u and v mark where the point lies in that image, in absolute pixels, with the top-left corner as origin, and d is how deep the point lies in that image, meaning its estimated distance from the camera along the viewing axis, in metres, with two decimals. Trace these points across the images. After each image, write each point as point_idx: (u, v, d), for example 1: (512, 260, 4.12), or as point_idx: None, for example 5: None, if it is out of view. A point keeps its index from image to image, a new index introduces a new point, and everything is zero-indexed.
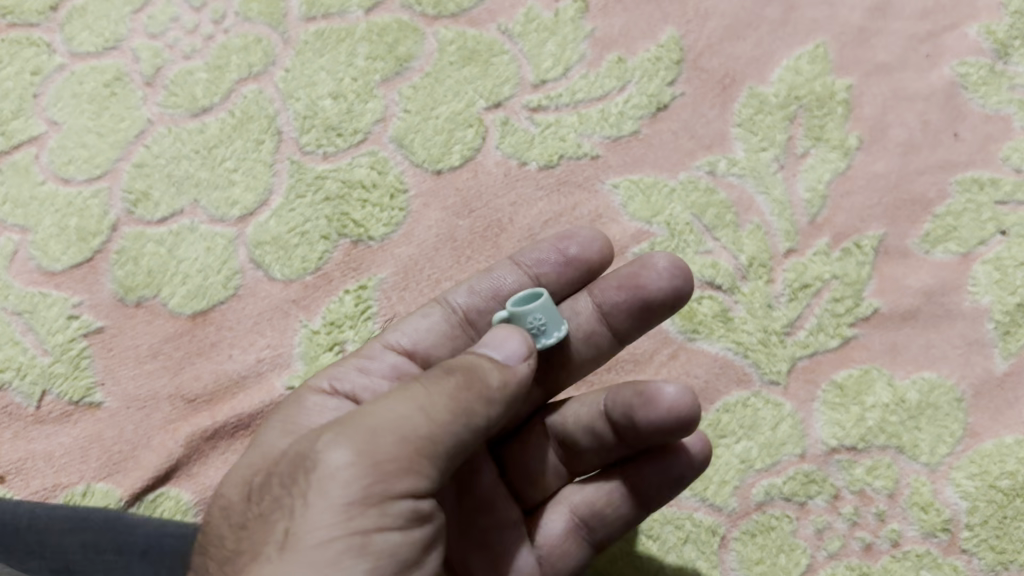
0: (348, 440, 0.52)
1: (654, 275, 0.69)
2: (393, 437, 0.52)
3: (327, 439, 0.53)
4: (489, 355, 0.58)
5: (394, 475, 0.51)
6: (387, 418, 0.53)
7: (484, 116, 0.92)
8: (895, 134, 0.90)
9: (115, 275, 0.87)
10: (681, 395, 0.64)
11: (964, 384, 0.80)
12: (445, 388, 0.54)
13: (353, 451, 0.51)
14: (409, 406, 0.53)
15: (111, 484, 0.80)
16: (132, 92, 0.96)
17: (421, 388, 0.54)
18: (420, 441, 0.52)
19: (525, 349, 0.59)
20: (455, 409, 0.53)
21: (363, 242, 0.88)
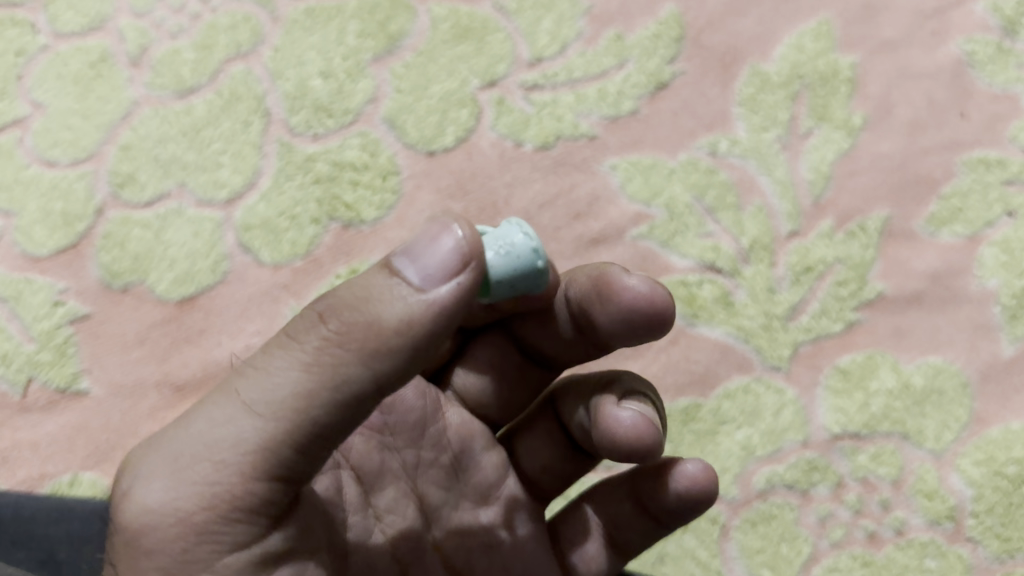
0: (156, 477, 0.47)
1: (608, 315, 0.58)
2: (207, 467, 0.46)
3: (140, 474, 0.48)
4: (396, 264, 0.45)
5: (216, 520, 0.46)
6: (206, 442, 0.46)
7: (478, 95, 0.90)
8: (900, 114, 0.88)
9: (101, 260, 0.85)
10: (641, 419, 0.56)
11: (971, 368, 0.79)
12: (272, 388, 0.46)
13: (160, 499, 0.46)
14: (230, 423, 0.46)
15: (99, 473, 0.78)
16: (117, 73, 0.93)
17: (247, 391, 0.46)
18: (247, 454, 0.45)
19: (458, 261, 0.45)
20: (278, 418, 0.45)
21: (354, 225, 0.85)
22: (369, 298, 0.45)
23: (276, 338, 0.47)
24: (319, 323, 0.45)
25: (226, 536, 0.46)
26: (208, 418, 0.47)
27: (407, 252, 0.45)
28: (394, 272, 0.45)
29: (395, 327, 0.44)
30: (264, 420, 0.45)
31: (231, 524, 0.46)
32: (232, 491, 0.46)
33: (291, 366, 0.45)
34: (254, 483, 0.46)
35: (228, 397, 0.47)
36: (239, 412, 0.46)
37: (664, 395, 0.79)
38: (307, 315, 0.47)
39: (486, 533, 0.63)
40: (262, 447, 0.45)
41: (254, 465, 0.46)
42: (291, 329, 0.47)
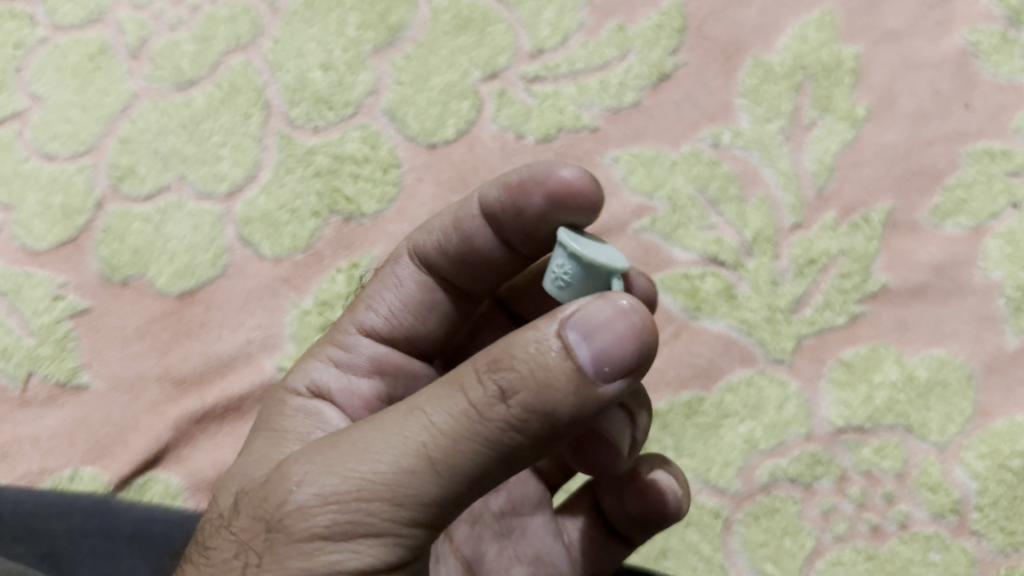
0: (311, 516, 0.43)
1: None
2: (375, 512, 0.42)
3: (289, 505, 0.43)
4: (574, 337, 0.41)
5: (369, 569, 0.43)
6: (375, 483, 0.42)
7: (479, 87, 0.89)
8: (904, 105, 0.87)
9: (101, 254, 0.85)
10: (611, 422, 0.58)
11: (975, 361, 0.78)
12: (453, 446, 0.42)
13: (317, 543, 0.42)
14: (397, 480, 0.42)
15: (100, 468, 0.78)
16: (117, 65, 0.92)
17: (419, 448, 0.42)
18: (420, 507, 0.42)
19: (629, 349, 0.41)
20: (457, 480, 0.42)
21: (355, 218, 0.85)
22: (555, 384, 0.41)
23: (456, 388, 0.43)
24: (501, 395, 0.41)
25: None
26: (371, 462, 0.42)
27: (583, 325, 0.41)
28: (567, 347, 0.41)
29: (575, 418, 0.42)
30: (436, 488, 0.42)
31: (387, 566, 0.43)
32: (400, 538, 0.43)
33: (472, 429, 0.42)
34: (419, 531, 0.43)
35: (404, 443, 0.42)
36: (416, 463, 0.42)
37: (667, 388, 0.78)
38: (487, 377, 0.42)
39: (497, 520, 0.64)
40: (426, 511, 0.43)
41: (413, 525, 0.43)
42: (467, 388, 0.42)
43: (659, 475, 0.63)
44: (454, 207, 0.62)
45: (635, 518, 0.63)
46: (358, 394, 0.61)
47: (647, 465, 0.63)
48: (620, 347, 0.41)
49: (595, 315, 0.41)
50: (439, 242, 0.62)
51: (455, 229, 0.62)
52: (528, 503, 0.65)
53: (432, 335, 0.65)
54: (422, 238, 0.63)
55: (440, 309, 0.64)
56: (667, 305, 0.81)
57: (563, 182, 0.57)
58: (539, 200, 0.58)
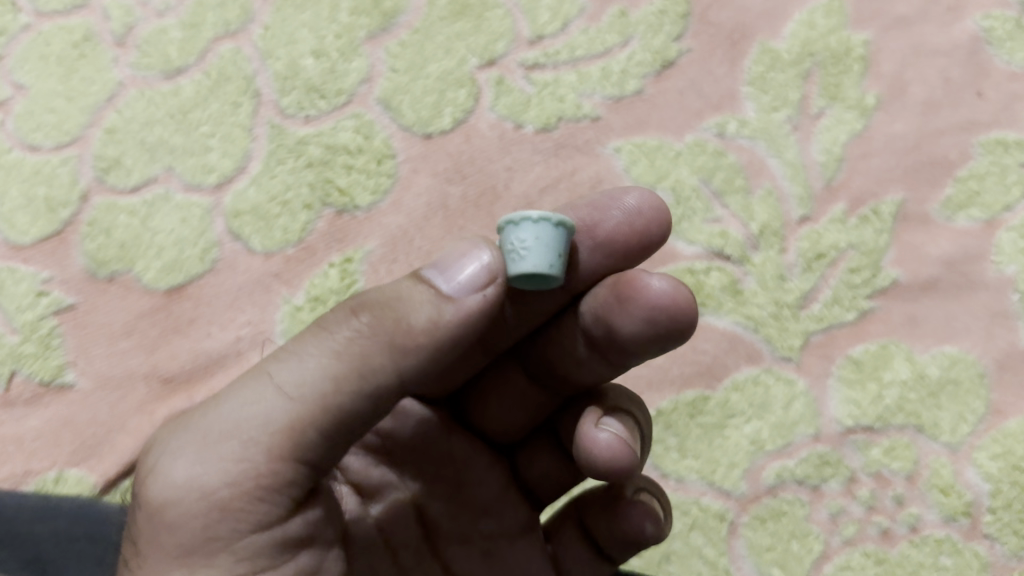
0: (181, 453, 0.47)
1: (633, 320, 0.54)
2: (235, 445, 0.46)
3: (168, 449, 0.47)
4: (430, 274, 0.49)
5: (238, 504, 0.46)
6: (234, 421, 0.47)
7: (477, 74, 0.86)
8: (915, 93, 0.84)
9: (86, 248, 0.82)
10: (617, 440, 0.55)
11: (987, 358, 0.76)
12: (302, 371, 0.47)
13: (193, 473, 0.46)
14: (263, 403, 0.47)
15: (85, 470, 0.75)
16: (102, 53, 0.89)
17: (281, 373, 0.47)
18: (278, 436, 0.46)
19: (485, 275, 0.48)
20: (309, 402, 0.46)
21: (348, 211, 0.82)
22: (404, 296, 0.48)
23: (307, 329, 0.49)
24: (352, 314, 0.48)
25: (248, 517, 0.46)
26: (228, 406, 0.47)
27: (436, 263, 0.49)
28: (423, 280, 0.48)
29: (434, 325, 0.47)
30: (296, 404, 0.46)
31: (256, 502, 0.46)
32: (260, 470, 0.46)
33: (319, 354, 0.47)
34: (281, 464, 0.46)
35: (259, 380, 0.48)
36: (268, 394, 0.47)
37: (671, 387, 0.76)
38: (338, 309, 0.49)
39: (485, 542, 0.62)
40: (292, 433, 0.46)
41: (278, 447, 0.46)
42: (320, 321, 0.49)
43: (651, 515, 0.61)
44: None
45: (626, 537, 0.62)
46: None
47: (633, 487, 0.61)
48: (477, 274, 0.48)
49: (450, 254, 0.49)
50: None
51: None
52: (517, 527, 0.63)
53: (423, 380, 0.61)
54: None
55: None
56: None
57: (628, 211, 0.56)
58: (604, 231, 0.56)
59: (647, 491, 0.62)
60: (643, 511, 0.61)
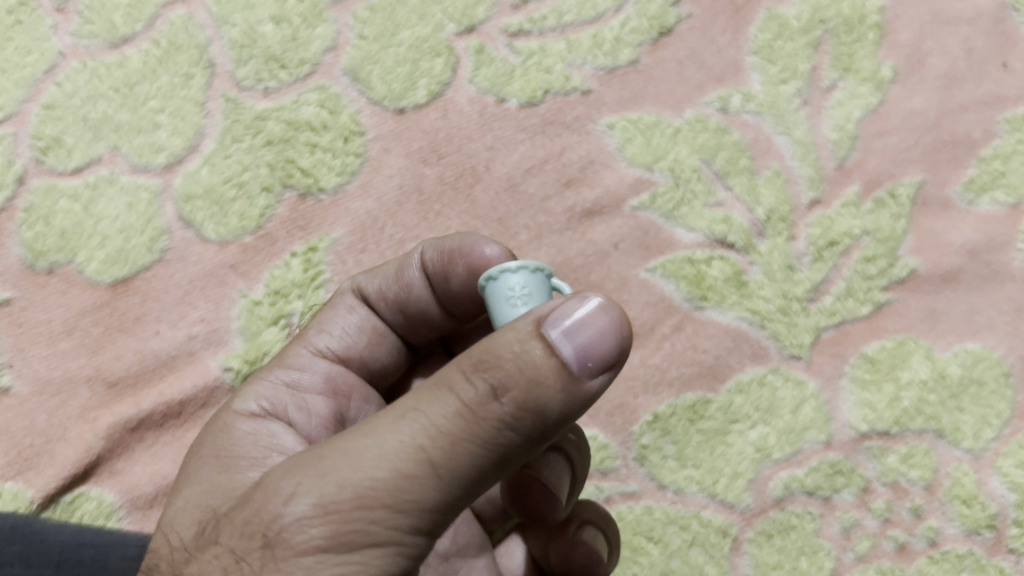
0: (314, 519, 0.36)
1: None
2: (377, 521, 0.36)
3: (278, 522, 0.36)
4: (556, 335, 0.36)
5: None
6: (375, 490, 0.36)
7: (454, 43, 0.78)
8: (935, 64, 0.77)
9: (22, 238, 0.74)
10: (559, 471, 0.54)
11: (1013, 356, 0.69)
12: (453, 449, 0.36)
13: (315, 560, 0.35)
14: (398, 487, 0.36)
15: (22, 484, 0.68)
16: (40, 19, 0.80)
17: (419, 452, 0.36)
18: (422, 513, 0.36)
19: (613, 350, 0.37)
20: (457, 486, 0.37)
21: (312, 194, 0.74)
22: (544, 380, 0.36)
23: (445, 384, 0.37)
24: (494, 394, 0.36)
25: None
26: (364, 467, 0.36)
27: (564, 321, 0.36)
28: (550, 345, 0.36)
29: (567, 415, 0.37)
30: (446, 487, 0.36)
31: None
32: (401, 551, 0.37)
33: (467, 431, 0.36)
34: (419, 543, 0.37)
35: (405, 447, 0.36)
36: (417, 470, 0.36)
37: (668, 390, 0.69)
38: (476, 373, 0.36)
39: (441, 562, 0.56)
40: (440, 512, 0.37)
41: (420, 526, 0.37)
42: (454, 381, 0.37)
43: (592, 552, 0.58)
44: (398, 259, 0.58)
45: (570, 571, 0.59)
46: (315, 415, 0.54)
47: (577, 523, 0.59)
48: (603, 343, 0.37)
49: (575, 308, 0.37)
50: (381, 289, 0.58)
51: (395, 281, 0.58)
52: (474, 545, 0.59)
53: (381, 366, 0.59)
54: (366, 281, 0.59)
55: (392, 338, 0.59)
56: (669, 293, 0.71)
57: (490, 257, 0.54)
58: (461, 272, 0.54)
59: (592, 524, 0.60)
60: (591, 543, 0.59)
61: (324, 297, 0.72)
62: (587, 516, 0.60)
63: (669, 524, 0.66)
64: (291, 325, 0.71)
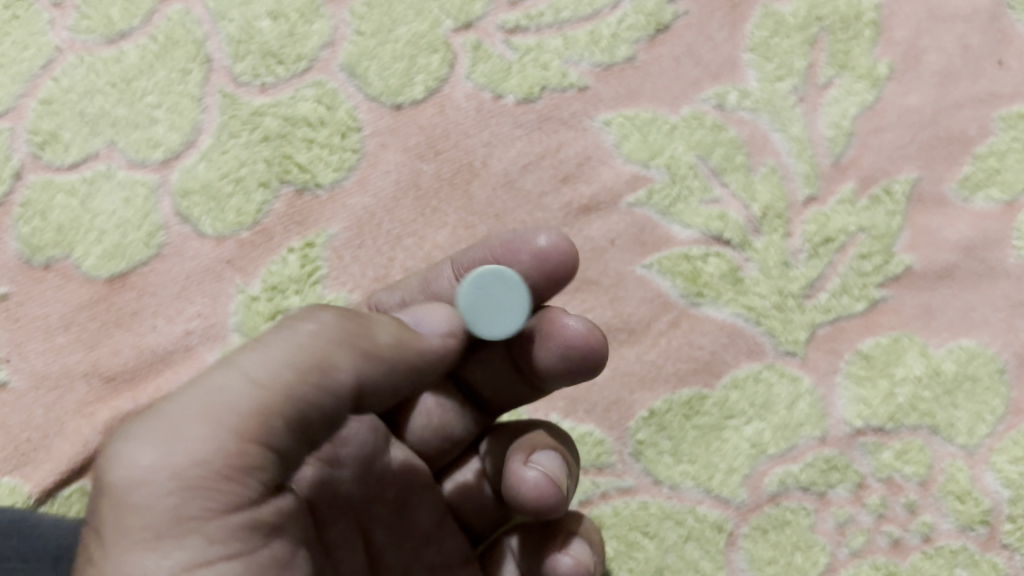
0: (144, 437, 0.43)
1: (561, 344, 0.57)
2: (200, 429, 0.44)
3: (106, 460, 0.43)
4: (403, 322, 0.56)
5: (229, 494, 0.44)
6: (206, 402, 0.45)
7: (451, 38, 0.78)
8: (931, 62, 0.77)
9: (19, 233, 0.74)
10: (545, 479, 0.54)
11: (1007, 352, 0.70)
12: (270, 361, 0.47)
13: (146, 475, 0.42)
14: (214, 414, 0.45)
15: (19, 478, 0.68)
16: (37, 14, 0.80)
17: (239, 385, 0.46)
18: (249, 420, 0.45)
19: (446, 327, 0.55)
20: (276, 393, 0.47)
21: (309, 190, 0.74)
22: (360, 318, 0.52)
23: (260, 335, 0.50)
24: (302, 324, 0.50)
25: (230, 494, 0.44)
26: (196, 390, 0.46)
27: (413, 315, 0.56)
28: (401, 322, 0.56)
29: (393, 345, 0.53)
30: (266, 393, 0.46)
31: (245, 482, 0.45)
32: (235, 455, 0.45)
33: (292, 349, 0.48)
34: (256, 450, 0.46)
35: (222, 369, 0.47)
36: (231, 382, 0.46)
37: (664, 386, 0.70)
38: (296, 331, 0.50)
39: None
40: (264, 419, 0.46)
41: (249, 433, 0.45)
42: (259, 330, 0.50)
43: (567, 552, 0.57)
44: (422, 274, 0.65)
45: None
46: None
47: (563, 534, 0.58)
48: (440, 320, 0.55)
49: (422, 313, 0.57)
50: (404, 299, 0.65)
51: (421, 288, 0.64)
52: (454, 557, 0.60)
53: None
54: (386, 295, 0.66)
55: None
56: (665, 290, 0.72)
57: (537, 250, 0.59)
58: (525, 259, 0.59)
59: (575, 534, 0.58)
60: (578, 554, 0.57)
61: (321, 293, 0.72)
62: (574, 527, 0.59)
63: (665, 519, 0.67)
64: None
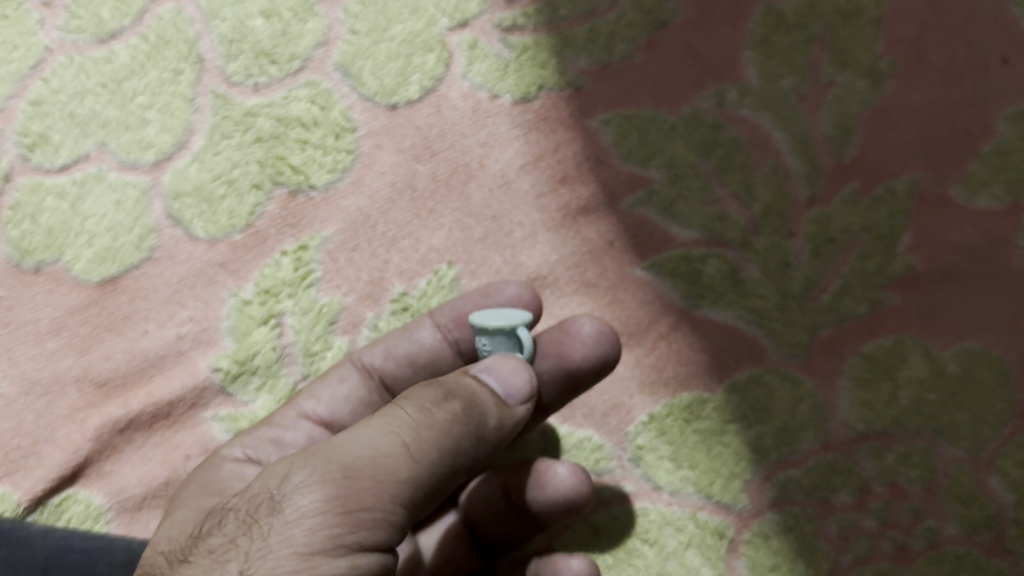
0: (306, 485, 0.46)
1: (581, 338, 0.64)
2: (367, 484, 0.46)
3: (276, 496, 0.46)
4: (492, 391, 0.52)
5: (365, 543, 0.46)
6: (345, 459, 0.47)
7: (448, 37, 0.76)
8: (934, 59, 0.76)
9: (9, 236, 0.73)
10: (574, 475, 0.64)
11: (1013, 354, 0.68)
12: (420, 431, 0.48)
13: (313, 518, 0.45)
14: (376, 462, 0.47)
15: (8, 486, 0.67)
16: (27, 14, 0.79)
17: (394, 437, 0.48)
18: (393, 482, 0.47)
19: (526, 391, 0.53)
20: (427, 461, 0.48)
21: (303, 192, 0.73)
22: (481, 399, 0.51)
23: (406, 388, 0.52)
24: (445, 396, 0.50)
25: (370, 540, 0.46)
26: (354, 447, 0.47)
27: (489, 369, 0.53)
28: (479, 378, 0.52)
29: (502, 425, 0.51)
30: (416, 461, 0.47)
31: (376, 531, 0.46)
32: (380, 511, 0.46)
33: (430, 417, 0.49)
34: (395, 509, 0.47)
35: (378, 423, 0.49)
36: (395, 448, 0.47)
37: (663, 390, 0.69)
38: (431, 387, 0.51)
39: None
40: (411, 484, 0.47)
41: (398, 496, 0.47)
42: (417, 393, 0.51)
43: (576, 557, 0.63)
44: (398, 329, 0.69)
45: None
46: None
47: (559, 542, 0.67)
48: (517, 377, 0.52)
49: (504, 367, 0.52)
50: (388, 353, 0.68)
51: (403, 338, 0.68)
52: None
53: None
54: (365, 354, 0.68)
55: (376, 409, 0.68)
56: (665, 292, 0.71)
57: (513, 296, 0.66)
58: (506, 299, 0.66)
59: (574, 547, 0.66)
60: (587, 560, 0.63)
61: (315, 296, 0.71)
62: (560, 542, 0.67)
63: (665, 526, 0.66)
64: (281, 325, 0.70)
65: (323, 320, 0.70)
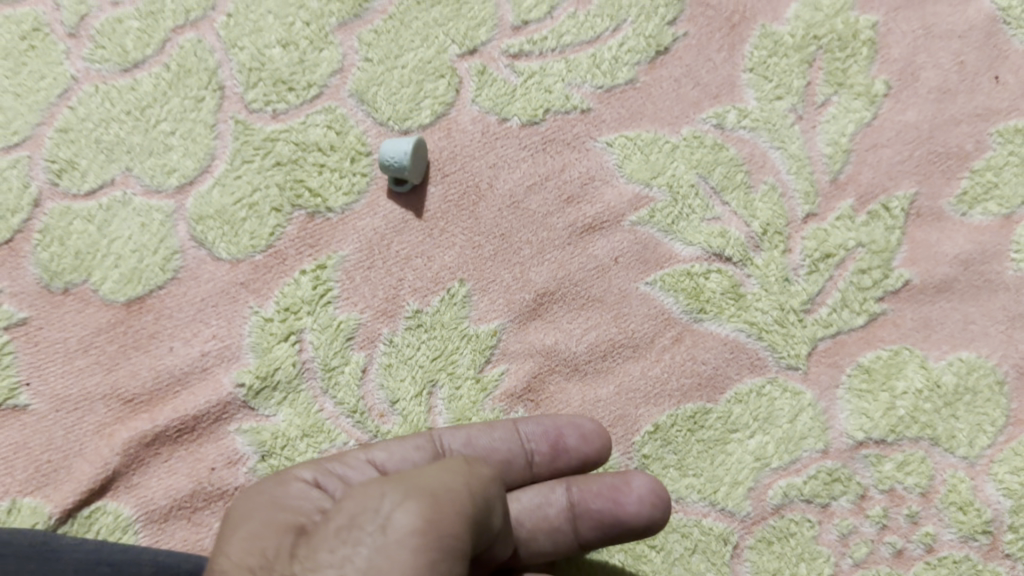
0: (401, 505, 0.49)
1: (576, 435, 0.67)
2: (455, 511, 0.50)
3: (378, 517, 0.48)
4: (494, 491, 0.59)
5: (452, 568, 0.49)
6: (431, 487, 0.50)
7: (457, 64, 0.80)
8: (927, 78, 0.78)
9: (38, 258, 0.76)
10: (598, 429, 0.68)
11: (1007, 364, 0.71)
12: (477, 476, 0.54)
13: (413, 535, 0.47)
14: (458, 494, 0.51)
15: (41, 499, 0.70)
16: (53, 45, 0.82)
17: (462, 479, 0.52)
18: (469, 513, 0.51)
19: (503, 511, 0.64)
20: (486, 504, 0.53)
21: (320, 214, 0.76)
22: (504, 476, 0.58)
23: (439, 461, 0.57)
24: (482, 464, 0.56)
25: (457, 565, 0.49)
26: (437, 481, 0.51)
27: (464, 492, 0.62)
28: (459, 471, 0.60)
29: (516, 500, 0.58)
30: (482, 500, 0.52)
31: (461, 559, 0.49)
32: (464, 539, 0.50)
33: (483, 472, 0.55)
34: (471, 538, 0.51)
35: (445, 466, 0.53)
36: (469, 485, 0.52)
37: (668, 401, 0.71)
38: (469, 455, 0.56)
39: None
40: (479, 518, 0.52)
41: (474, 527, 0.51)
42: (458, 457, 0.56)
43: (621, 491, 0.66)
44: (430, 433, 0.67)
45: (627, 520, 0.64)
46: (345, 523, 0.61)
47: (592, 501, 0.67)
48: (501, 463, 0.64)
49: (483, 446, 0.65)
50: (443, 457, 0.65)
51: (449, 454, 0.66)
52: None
53: None
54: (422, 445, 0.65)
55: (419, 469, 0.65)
56: (669, 307, 0.73)
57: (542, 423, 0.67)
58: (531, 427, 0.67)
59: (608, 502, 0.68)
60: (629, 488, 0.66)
61: (334, 314, 0.74)
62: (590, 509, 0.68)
63: (671, 532, 0.68)
64: (301, 341, 0.73)
65: (341, 336, 0.73)
